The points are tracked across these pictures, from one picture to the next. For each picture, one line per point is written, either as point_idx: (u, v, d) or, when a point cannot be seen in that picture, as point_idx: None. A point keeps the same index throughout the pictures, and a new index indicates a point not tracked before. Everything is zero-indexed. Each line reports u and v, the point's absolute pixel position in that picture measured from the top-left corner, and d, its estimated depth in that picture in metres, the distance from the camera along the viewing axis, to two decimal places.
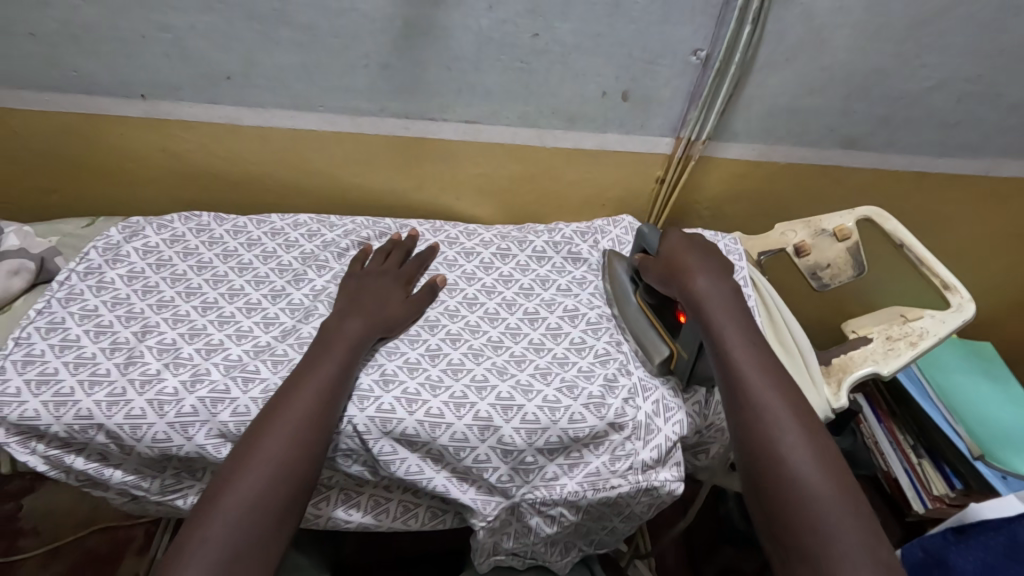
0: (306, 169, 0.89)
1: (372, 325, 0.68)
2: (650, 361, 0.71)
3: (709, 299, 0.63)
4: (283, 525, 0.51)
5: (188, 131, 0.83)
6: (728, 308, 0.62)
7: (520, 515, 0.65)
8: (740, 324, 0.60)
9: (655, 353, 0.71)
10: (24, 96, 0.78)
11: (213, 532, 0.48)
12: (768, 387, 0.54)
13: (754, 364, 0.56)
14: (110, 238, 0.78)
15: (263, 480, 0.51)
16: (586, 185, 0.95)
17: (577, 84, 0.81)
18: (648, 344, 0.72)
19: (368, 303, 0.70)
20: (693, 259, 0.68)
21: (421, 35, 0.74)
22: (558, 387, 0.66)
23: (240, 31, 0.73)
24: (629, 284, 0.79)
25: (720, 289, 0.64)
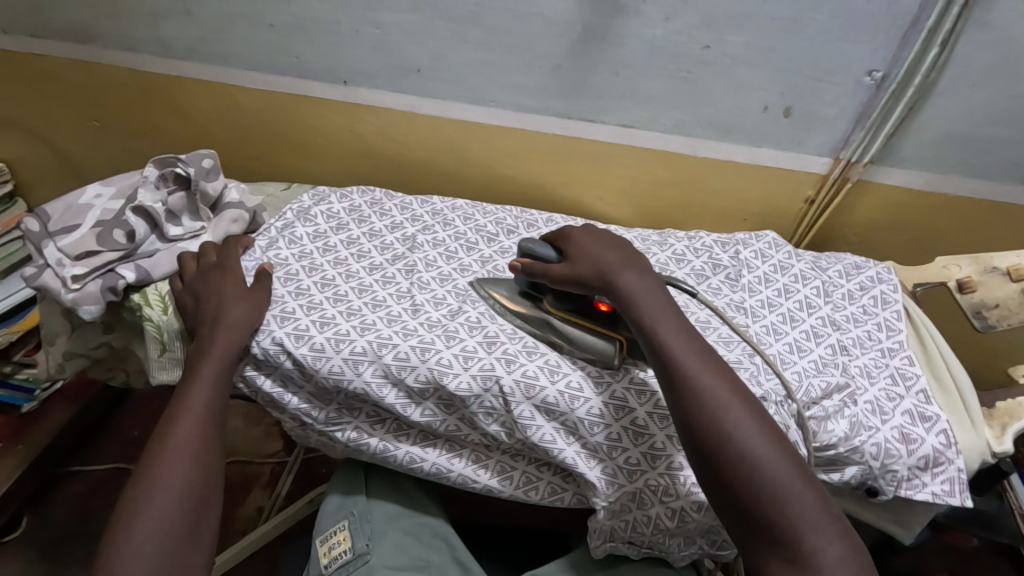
0: (464, 159, 0.97)
1: (233, 330, 0.70)
2: (604, 362, 0.70)
3: (639, 297, 0.66)
4: (201, 525, 0.59)
5: (374, 115, 0.94)
6: (654, 298, 0.66)
7: (641, 503, 0.67)
8: (667, 315, 0.65)
9: (605, 351, 0.70)
10: (254, 76, 0.94)
11: (136, 547, 0.55)
12: (711, 375, 0.59)
13: (693, 358, 0.60)
14: (303, 203, 0.90)
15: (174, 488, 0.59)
16: (731, 198, 0.94)
17: (739, 97, 0.82)
18: (588, 345, 0.70)
19: (218, 309, 0.71)
20: (614, 257, 0.71)
21: (596, 41, 0.80)
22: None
23: (436, 30, 0.83)
24: (527, 301, 0.77)
25: (644, 283, 0.68)
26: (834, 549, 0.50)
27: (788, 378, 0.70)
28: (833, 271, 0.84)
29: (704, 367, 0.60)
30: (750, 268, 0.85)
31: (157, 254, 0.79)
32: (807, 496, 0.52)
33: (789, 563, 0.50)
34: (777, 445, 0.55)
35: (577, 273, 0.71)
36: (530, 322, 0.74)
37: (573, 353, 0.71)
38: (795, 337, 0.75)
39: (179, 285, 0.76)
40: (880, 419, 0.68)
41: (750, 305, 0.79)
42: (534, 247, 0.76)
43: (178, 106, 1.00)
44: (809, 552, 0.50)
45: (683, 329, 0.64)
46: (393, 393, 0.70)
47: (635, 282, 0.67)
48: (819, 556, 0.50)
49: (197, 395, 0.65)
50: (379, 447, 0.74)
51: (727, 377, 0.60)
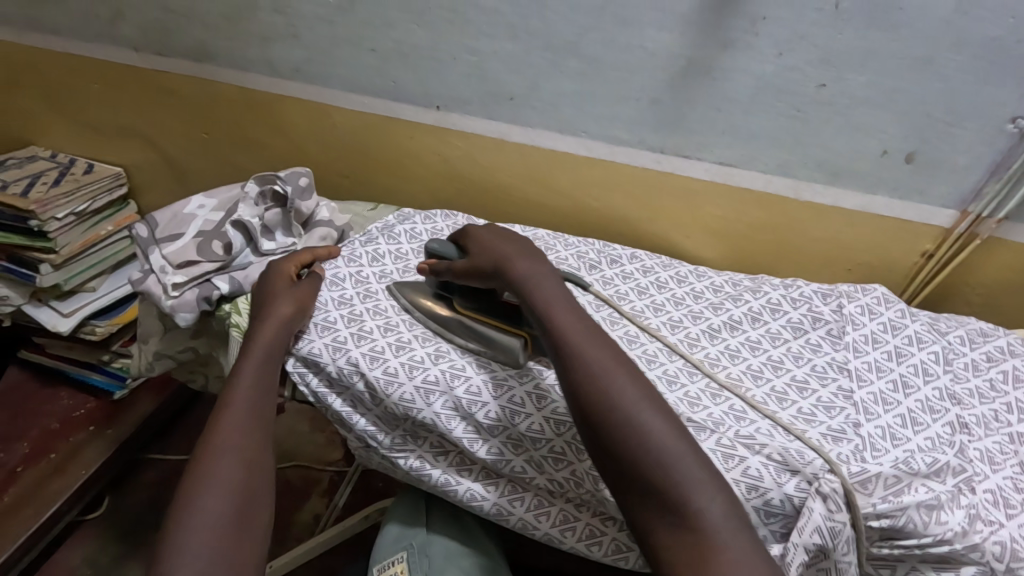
0: (548, 188, 0.95)
1: (280, 327, 0.71)
2: (510, 362, 0.70)
3: (531, 282, 0.66)
4: (251, 524, 0.58)
5: (463, 141, 0.95)
6: (545, 278, 0.67)
7: None
8: (556, 295, 0.65)
9: (512, 350, 0.70)
10: (352, 98, 0.97)
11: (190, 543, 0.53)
12: (599, 352, 0.58)
13: (581, 336, 0.60)
14: (388, 223, 0.91)
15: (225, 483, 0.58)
16: (834, 246, 0.87)
17: (854, 139, 0.76)
18: (497, 344, 0.71)
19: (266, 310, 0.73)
20: (511, 245, 0.71)
21: (700, 76, 0.77)
22: (789, 446, 0.61)
23: (533, 59, 0.82)
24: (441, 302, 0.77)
25: (539, 268, 0.68)
26: (715, 508, 0.49)
27: (898, 456, 0.62)
28: (953, 337, 0.76)
29: (592, 346, 0.59)
30: (854, 325, 0.77)
31: (251, 266, 0.82)
32: (688, 457, 0.51)
33: (679, 528, 0.49)
34: (660, 409, 0.55)
35: (476, 268, 0.71)
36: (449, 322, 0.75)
37: (483, 354, 0.72)
38: (908, 409, 0.67)
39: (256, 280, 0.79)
40: (1004, 513, 0.58)
41: (854, 368, 0.72)
42: (442, 248, 0.76)
43: (278, 123, 1.04)
44: (695, 514, 0.49)
45: (572, 308, 0.64)
46: (461, 427, 0.68)
47: (528, 266, 0.68)
48: (704, 517, 0.48)
49: (242, 390, 0.66)
50: (440, 480, 0.72)
51: (616, 354, 0.59)
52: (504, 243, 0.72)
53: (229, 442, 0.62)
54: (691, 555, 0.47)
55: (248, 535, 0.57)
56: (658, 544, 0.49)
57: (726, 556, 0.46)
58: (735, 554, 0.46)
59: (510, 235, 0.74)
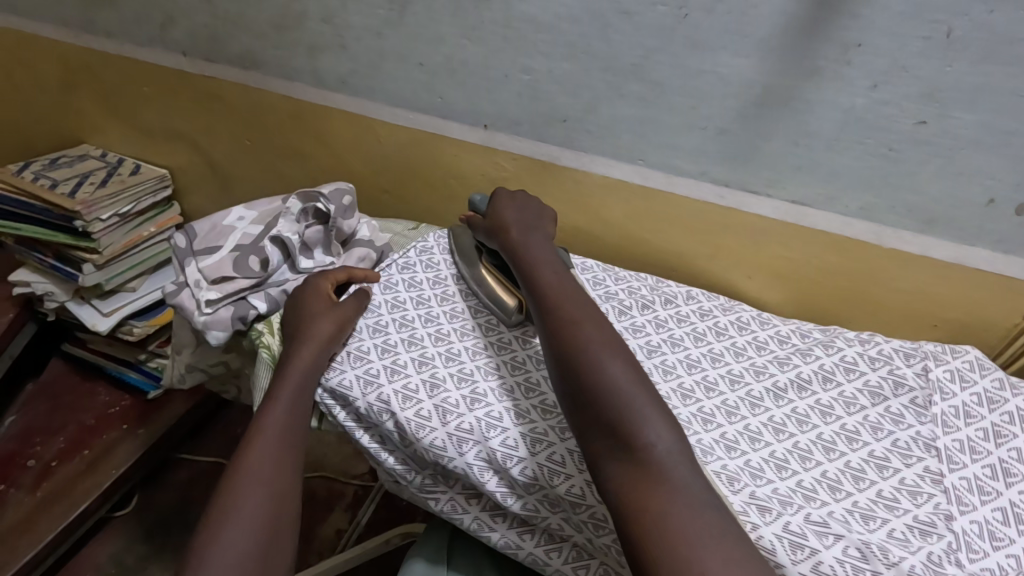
0: (599, 217, 0.89)
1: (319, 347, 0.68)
2: (503, 319, 0.75)
3: (524, 246, 0.71)
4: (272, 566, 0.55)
5: (510, 162, 0.89)
6: (535, 244, 0.71)
7: None
8: (544, 258, 0.69)
9: (508, 306, 0.75)
10: (398, 112, 0.93)
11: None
12: (576, 302, 0.63)
13: (557, 289, 0.64)
14: (427, 244, 0.86)
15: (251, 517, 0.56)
16: (919, 298, 0.78)
17: (956, 185, 0.67)
18: (494, 300, 0.76)
19: (305, 327, 0.70)
20: (515, 215, 0.76)
21: (778, 106, 0.69)
22: (869, 539, 0.54)
23: (592, 81, 0.76)
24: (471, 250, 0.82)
25: (532, 237, 0.73)
26: (664, 443, 0.50)
27: (998, 561, 0.54)
28: None
29: (571, 297, 0.63)
30: (943, 394, 0.68)
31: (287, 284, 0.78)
32: (643, 396, 0.53)
33: (629, 462, 0.50)
34: (626, 357, 0.57)
35: (488, 225, 0.77)
36: (467, 267, 0.80)
37: (482, 307, 0.77)
38: (1009, 502, 0.58)
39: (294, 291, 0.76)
40: None
41: (944, 447, 0.63)
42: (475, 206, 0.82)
43: (321, 134, 1.01)
44: (643, 448, 0.50)
45: (556, 270, 0.68)
46: (495, 480, 0.63)
47: (520, 232, 0.73)
48: (652, 449, 0.50)
49: (272, 420, 0.64)
50: (472, 525, 0.67)
51: (591, 307, 0.62)
52: (512, 211, 0.77)
53: (258, 472, 0.59)
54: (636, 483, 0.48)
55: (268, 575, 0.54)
56: (607, 478, 0.50)
57: (666, 485, 0.48)
58: (678, 488, 0.47)
59: (517, 206, 0.78)
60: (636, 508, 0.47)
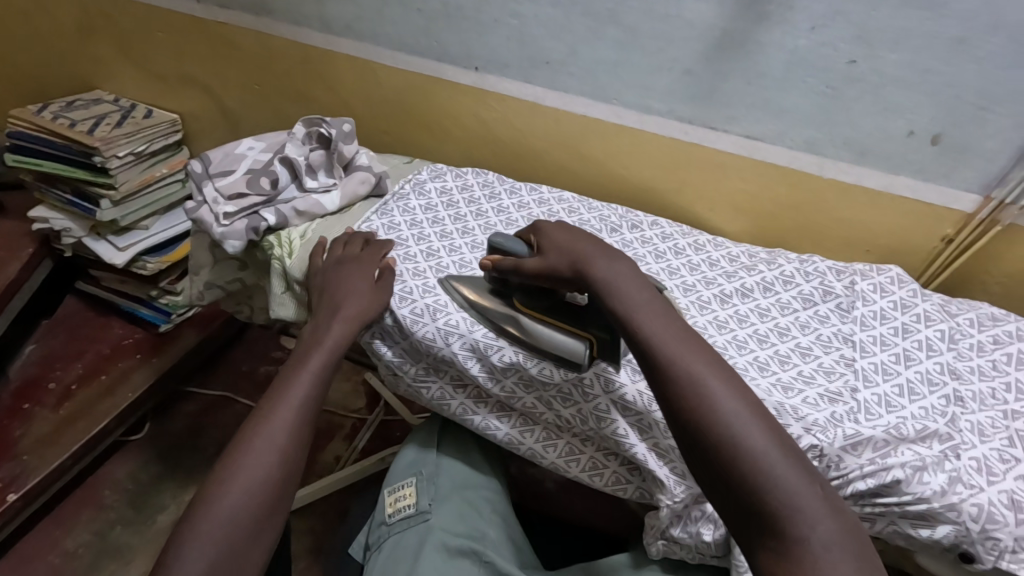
0: (579, 155, 0.99)
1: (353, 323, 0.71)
2: (574, 363, 0.67)
3: (615, 282, 0.64)
4: (262, 533, 0.57)
5: (499, 103, 0.99)
6: (629, 275, 0.64)
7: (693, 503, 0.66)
8: (638, 293, 0.63)
9: (575, 351, 0.66)
10: (397, 57, 1.01)
11: (206, 536, 0.54)
12: (695, 360, 0.56)
13: (673, 343, 0.58)
14: (420, 177, 0.96)
15: (256, 477, 0.59)
16: (854, 226, 0.89)
17: (883, 119, 0.78)
18: (560, 345, 0.67)
19: (344, 303, 0.72)
20: (590, 245, 0.68)
21: (733, 48, 0.79)
22: (786, 402, 0.64)
23: (573, 26, 0.85)
24: (501, 300, 0.73)
25: (618, 267, 0.65)
26: (825, 533, 0.47)
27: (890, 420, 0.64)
28: (962, 319, 0.76)
29: (690, 356, 0.57)
30: (865, 301, 0.79)
31: (332, 265, 0.78)
32: (791, 474, 0.50)
33: (778, 550, 0.47)
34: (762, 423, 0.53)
35: (550, 265, 0.69)
36: (510, 318, 0.71)
37: (543, 352, 0.68)
38: (907, 379, 0.69)
39: (313, 271, 0.78)
40: (985, 479, 0.59)
41: (859, 339, 0.74)
42: (507, 244, 0.73)
43: (326, 77, 1.10)
44: (798, 540, 0.47)
45: (661, 312, 0.61)
46: (477, 366, 0.72)
47: (609, 270, 0.64)
48: (809, 543, 0.46)
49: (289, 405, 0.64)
50: (457, 410, 0.77)
51: (714, 361, 0.57)
52: (581, 241, 0.69)
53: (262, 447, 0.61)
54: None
55: (258, 539, 0.57)
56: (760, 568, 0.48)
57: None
58: None
59: (583, 235, 0.70)
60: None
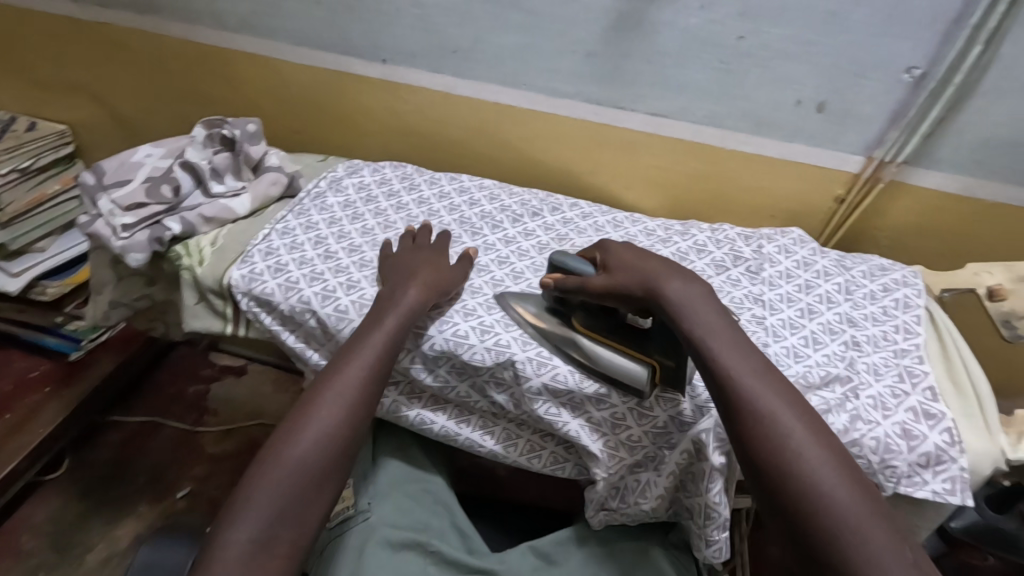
0: (496, 142, 1.00)
1: (427, 293, 0.71)
2: (636, 387, 0.66)
3: (687, 305, 0.63)
4: (326, 487, 0.58)
5: (411, 95, 0.98)
6: (709, 306, 0.63)
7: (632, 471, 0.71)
8: (710, 318, 0.62)
9: (637, 376, 0.65)
10: (300, 51, 0.98)
11: (274, 483, 0.56)
12: (772, 394, 0.56)
13: (749, 376, 0.58)
14: (336, 174, 0.94)
15: (325, 434, 0.59)
16: (757, 194, 0.95)
17: (773, 90, 0.83)
18: (620, 370, 0.66)
19: (421, 275, 0.72)
20: (658, 264, 0.67)
21: (631, 29, 0.81)
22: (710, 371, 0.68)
23: (476, 12, 0.85)
24: (557, 320, 0.71)
25: (691, 290, 0.65)
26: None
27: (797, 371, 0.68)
28: (856, 271, 0.83)
29: (768, 388, 0.57)
30: (771, 263, 0.84)
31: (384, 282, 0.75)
32: (868, 523, 0.49)
33: None
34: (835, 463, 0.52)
35: (615, 285, 0.67)
36: (569, 340, 0.69)
37: (599, 374, 0.67)
38: (811, 331, 0.74)
39: (228, 283, 0.74)
40: (881, 413, 0.65)
41: (768, 299, 0.78)
42: (568, 262, 0.72)
43: (229, 75, 1.05)
44: None
45: (738, 344, 0.60)
46: (408, 358, 0.72)
47: (683, 293, 0.64)
48: None
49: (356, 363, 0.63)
50: (391, 407, 0.76)
51: (795, 398, 0.57)
52: (653, 261, 0.68)
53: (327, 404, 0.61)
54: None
55: (320, 494, 0.57)
56: None
57: None
58: None
59: (655, 257, 0.69)
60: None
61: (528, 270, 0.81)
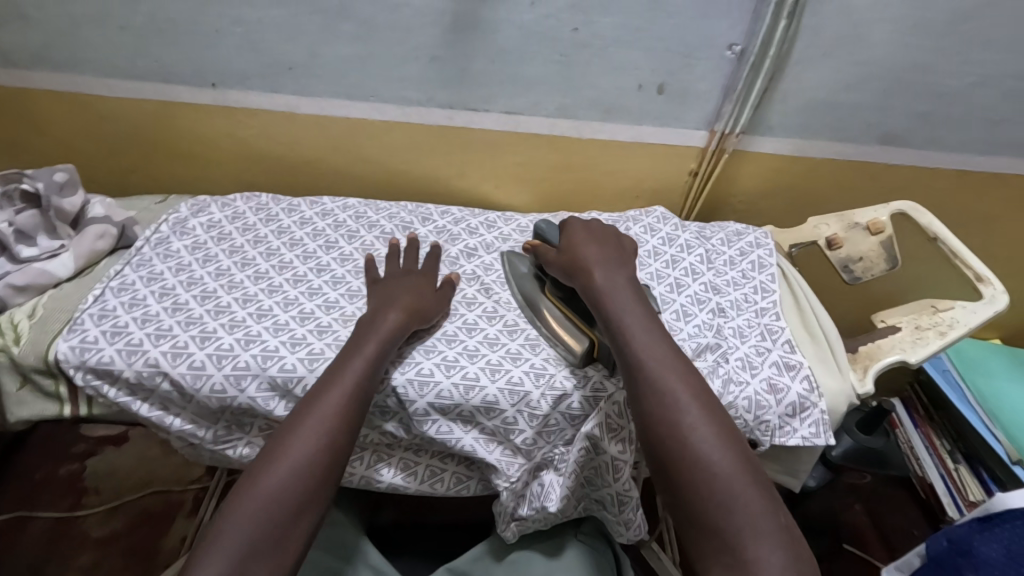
0: (356, 157, 0.96)
1: (412, 317, 0.68)
2: (574, 357, 0.68)
3: (613, 292, 0.65)
4: (306, 514, 0.54)
5: (252, 118, 0.91)
6: (626, 301, 0.64)
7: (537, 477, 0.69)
8: (630, 307, 0.63)
9: (576, 344, 0.68)
10: (114, 84, 0.88)
11: (250, 511, 0.52)
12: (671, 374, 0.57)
13: (653, 358, 0.58)
14: (179, 214, 0.85)
15: (312, 453, 0.55)
16: (620, 177, 0.98)
17: (615, 77, 0.85)
18: (566, 336, 0.70)
19: (404, 298, 0.70)
20: (594, 251, 0.70)
21: (469, 29, 0.80)
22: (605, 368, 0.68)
23: (304, 24, 0.80)
24: (538, 286, 0.76)
25: (616, 278, 0.66)
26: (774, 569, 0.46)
27: None
28: (716, 240, 0.87)
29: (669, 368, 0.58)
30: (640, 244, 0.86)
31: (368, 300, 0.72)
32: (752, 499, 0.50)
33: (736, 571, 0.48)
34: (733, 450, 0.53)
35: (564, 260, 0.71)
36: (538, 306, 0.74)
37: (548, 340, 0.71)
38: (681, 304, 0.77)
39: (57, 359, 0.65)
40: (749, 373, 0.69)
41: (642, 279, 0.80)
42: (548, 234, 0.77)
43: (36, 118, 0.92)
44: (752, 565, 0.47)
45: (651, 334, 0.60)
46: (281, 405, 0.66)
47: (608, 281, 0.66)
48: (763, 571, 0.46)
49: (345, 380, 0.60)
50: None
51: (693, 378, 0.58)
52: (593, 248, 0.70)
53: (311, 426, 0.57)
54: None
55: (298, 524, 0.53)
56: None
57: None
58: None
59: (603, 244, 0.71)
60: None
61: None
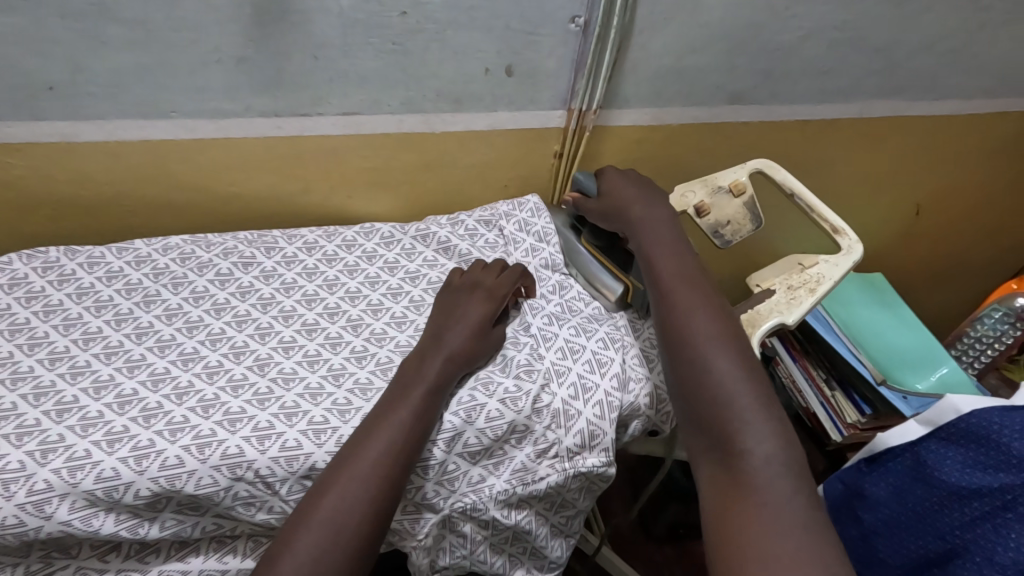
0: (171, 185, 0.80)
1: (455, 359, 0.63)
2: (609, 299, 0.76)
3: (645, 230, 0.72)
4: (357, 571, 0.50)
5: (16, 155, 0.72)
6: (663, 253, 0.69)
7: (451, 527, 0.61)
8: (661, 241, 0.71)
9: (612, 291, 0.76)
10: None
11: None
12: (685, 287, 0.65)
13: (675, 277, 0.66)
14: None
15: (353, 523, 0.51)
16: (484, 168, 0.91)
17: (459, 63, 0.77)
18: (601, 282, 0.77)
19: (452, 334, 0.65)
20: (636, 201, 0.75)
21: (276, 22, 0.67)
22: (504, 396, 0.61)
23: (55, 32, 0.63)
24: (571, 232, 0.82)
25: (656, 211, 0.74)
26: (777, 491, 0.50)
27: (550, 364, 0.66)
28: None
29: (686, 284, 0.66)
30: (516, 244, 0.80)
31: (450, 302, 0.69)
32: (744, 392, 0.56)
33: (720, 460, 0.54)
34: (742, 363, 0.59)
35: (606, 205, 0.77)
36: (571, 251, 0.80)
37: (583, 283, 0.78)
38: (564, 300, 0.75)
39: None
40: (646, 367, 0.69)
41: None
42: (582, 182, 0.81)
43: None
44: (739, 453, 0.53)
45: (675, 253, 0.69)
46: (111, 519, 0.53)
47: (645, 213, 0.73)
48: (747, 454, 0.53)
49: (388, 430, 0.55)
50: None
51: (707, 294, 0.65)
52: (636, 204, 0.75)
53: (354, 489, 0.52)
54: (733, 508, 0.50)
55: None
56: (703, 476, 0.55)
57: (754, 496, 0.50)
58: (757, 500, 0.50)
59: (648, 199, 0.75)
60: (720, 515, 0.51)
61: (252, 339, 0.66)
